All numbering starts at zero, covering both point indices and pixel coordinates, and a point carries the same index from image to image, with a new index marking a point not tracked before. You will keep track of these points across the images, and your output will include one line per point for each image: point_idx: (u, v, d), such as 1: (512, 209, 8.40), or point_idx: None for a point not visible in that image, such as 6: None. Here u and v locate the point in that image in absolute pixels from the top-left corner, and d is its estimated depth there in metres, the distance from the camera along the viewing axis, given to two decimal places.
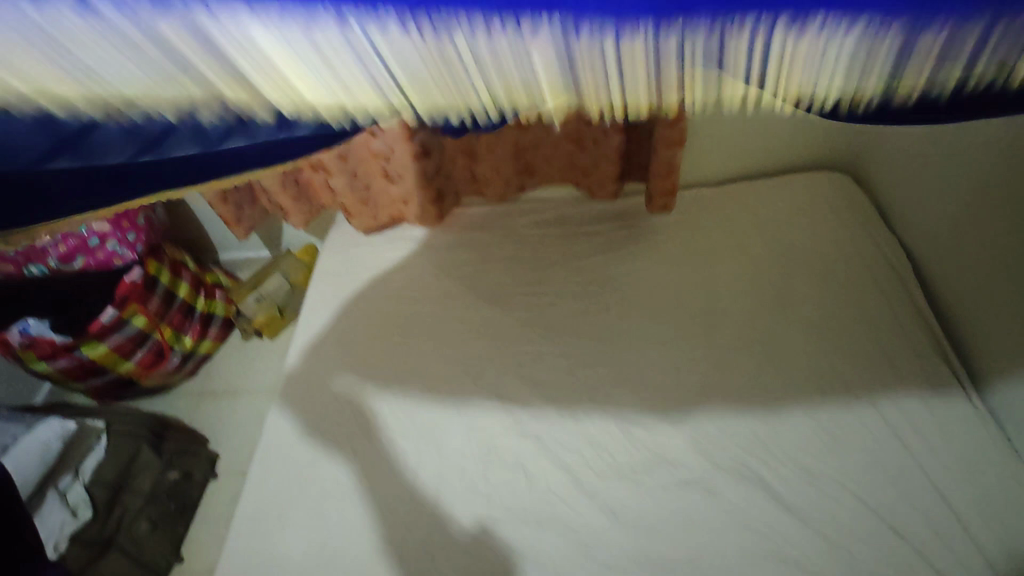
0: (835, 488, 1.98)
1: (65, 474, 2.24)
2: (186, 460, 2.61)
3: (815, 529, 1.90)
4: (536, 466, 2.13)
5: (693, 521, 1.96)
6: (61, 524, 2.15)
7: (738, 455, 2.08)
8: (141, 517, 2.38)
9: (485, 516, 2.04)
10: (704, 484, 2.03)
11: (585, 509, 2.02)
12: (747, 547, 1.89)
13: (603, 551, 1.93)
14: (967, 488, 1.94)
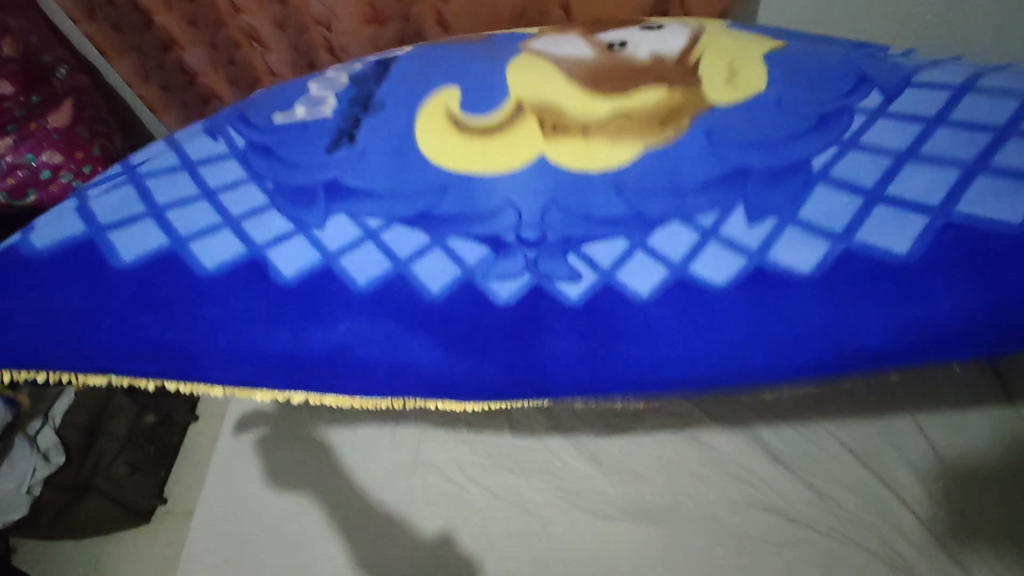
0: (829, 448, 1.90)
1: (34, 419, 2.13)
2: (163, 403, 2.52)
3: (800, 475, 1.86)
4: (522, 415, 2.06)
5: (677, 470, 1.91)
6: (33, 470, 2.07)
7: (729, 407, 2.00)
8: (120, 461, 2.30)
9: (469, 463, 1.99)
10: (688, 431, 1.97)
11: (567, 461, 1.96)
12: (729, 494, 1.85)
13: (585, 502, 1.89)
14: (944, 479, 1.82)
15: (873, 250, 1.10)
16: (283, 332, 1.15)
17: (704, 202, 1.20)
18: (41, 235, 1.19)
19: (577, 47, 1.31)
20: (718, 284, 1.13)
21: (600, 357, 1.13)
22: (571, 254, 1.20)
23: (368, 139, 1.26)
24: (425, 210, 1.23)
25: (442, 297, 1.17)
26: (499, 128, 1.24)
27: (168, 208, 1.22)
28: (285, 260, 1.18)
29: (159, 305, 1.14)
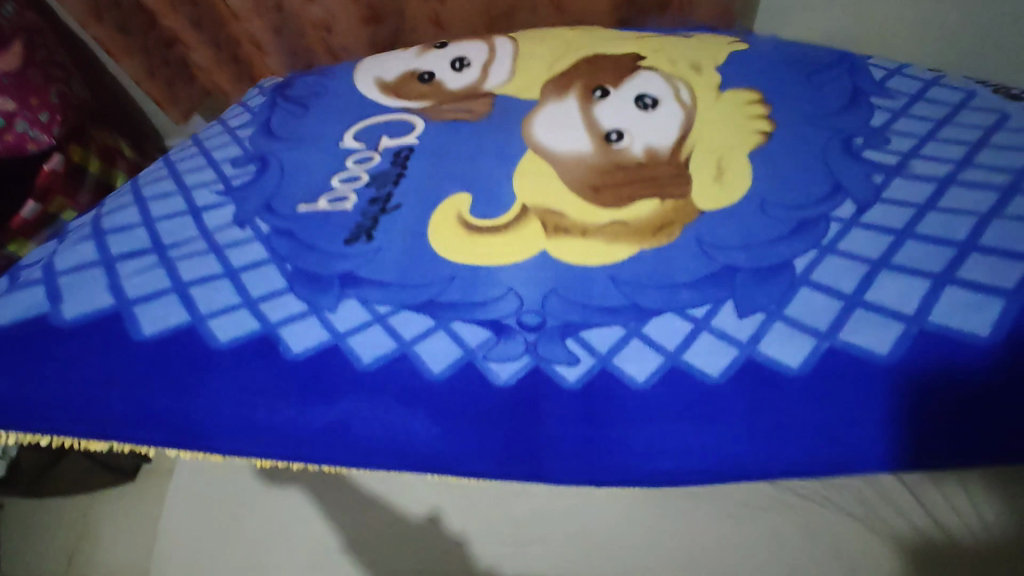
0: None
1: None
2: None
3: None
4: None
5: None
6: None
7: None
8: None
9: None
10: None
11: None
12: None
13: None
14: None
15: (905, 346, 0.46)
16: (303, 410, 0.48)
17: (683, 296, 0.51)
18: (7, 302, 0.52)
19: (566, 142, 0.59)
20: (784, 373, 0.47)
21: (626, 455, 0.46)
22: (555, 343, 0.50)
23: (306, 155, 0.62)
24: (346, 257, 0.54)
25: (382, 388, 0.48)
26: (518, 234, 0.55)
27: (60, 271, 0.53)
28: (229, 318, 0.50)
29: (172, 375, 0.48)
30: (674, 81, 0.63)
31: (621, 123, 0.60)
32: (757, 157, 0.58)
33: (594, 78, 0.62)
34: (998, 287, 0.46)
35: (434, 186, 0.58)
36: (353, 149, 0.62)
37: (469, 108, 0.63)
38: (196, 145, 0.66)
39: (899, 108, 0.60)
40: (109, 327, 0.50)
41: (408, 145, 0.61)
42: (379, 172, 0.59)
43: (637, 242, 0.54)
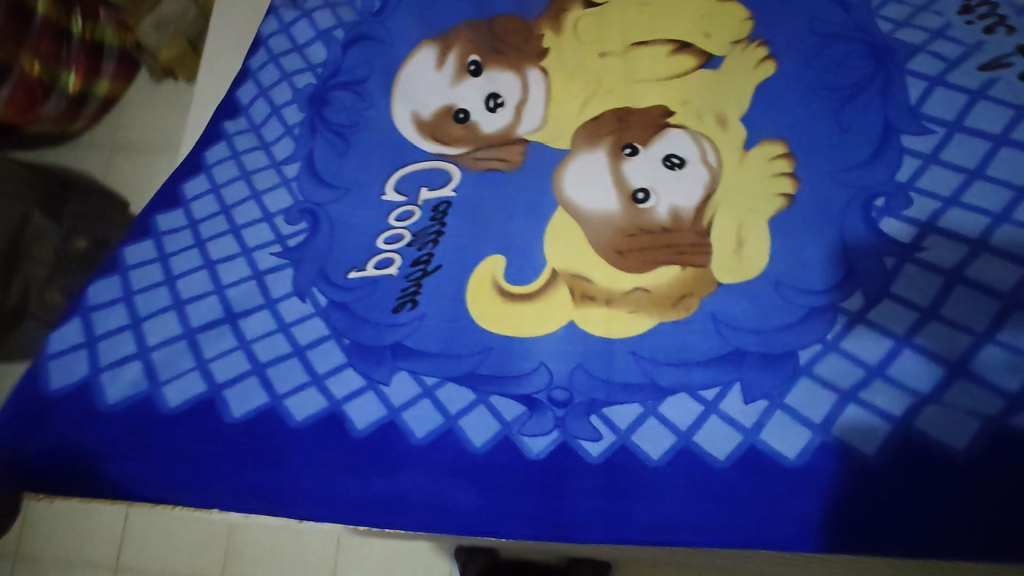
0: None
1: None
2: None
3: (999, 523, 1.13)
4: None
5: None
6: None
7: None
8: None
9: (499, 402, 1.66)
10: None
11: None
12: None
13: None
14: None
15: (867, 441, 0.52)
16: (366, 483, 0.53)
17: (696, 376, 0.57)
18: (111, 379, 0.57)
19: (593, 198, 0.65)
20: (781, 463, 0.53)
21: (643, 516, 0.53)
22: (580, 418, 0.57)
23: (352, 210, 0.64)
24: (398, 327, 0.58)
25: (434, 458, 0.54)
26: (549, 300, 0.60)
27: (145, 314, 0.60)
28: (301, 396, 0.55)
29: (261, 456, 0.54)
30: (700, 136, 0.66)
31: (648, 182, 0.65)
32: (776, 226, 0.62)
33: (625, 133, 0.67)
34: (982, 413, 0.51)
35: (472, 244, 0.63)
36: (395, 202, 0.65)
37: (502, 156, 0.68)
38: (246, 181, 0.67)
39: (929, 152, 0.62)
40: (203, 409, 0.55)
41: (446, 200, 0.65)
42: (420, 229, 0.63)
43: (658, 314, 0.60)
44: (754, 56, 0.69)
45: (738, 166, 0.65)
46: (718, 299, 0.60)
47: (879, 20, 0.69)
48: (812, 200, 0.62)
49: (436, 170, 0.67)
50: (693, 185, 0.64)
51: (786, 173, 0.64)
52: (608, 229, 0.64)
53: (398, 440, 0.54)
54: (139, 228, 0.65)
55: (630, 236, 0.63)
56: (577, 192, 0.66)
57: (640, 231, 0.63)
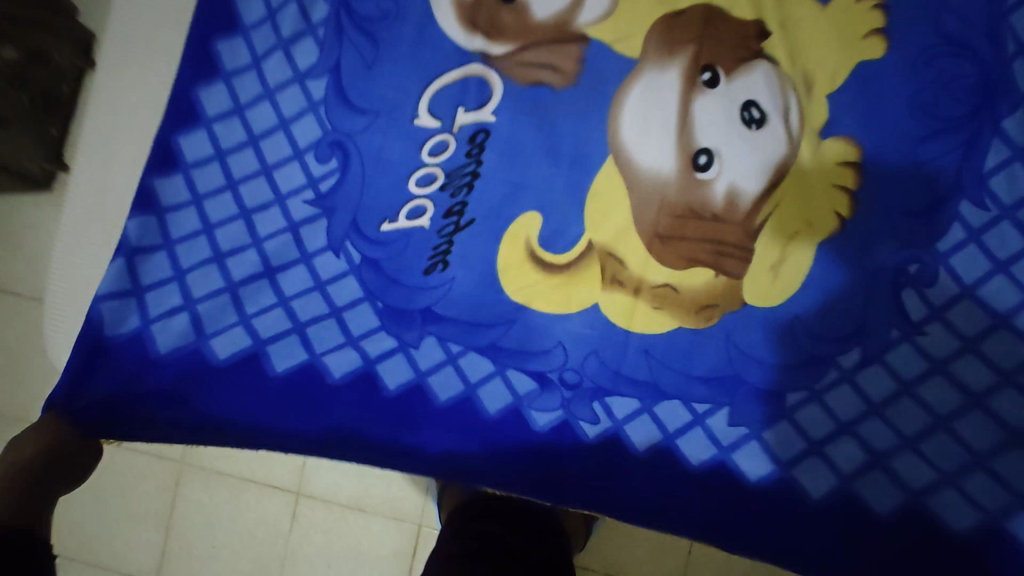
0: None
1: None
2: None
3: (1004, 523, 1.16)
4: None
5: None
6: None
7: None
8: None
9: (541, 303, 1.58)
10: None
11: None
12: None
13: None
14: None
15: (821, 478, 0.54)
16: (418, 448, 0.54)
17: (694, 390, 0.55)
18: (162, 331, 0.54)
19: (653, 156, 0.57)
20: (741, 481, 0.55)
21: (658, 508, 0.55)
22: (584, 403, 0.56)
23: (385, 142, 0.58)
24: (430, 290, 0.56)
25: (477, 430, 0.55)
26: (580, 279, 0.56)
27: (188, 267, 0.55)
28: (339, 355, 0.55)
29: (317, 412, 0.54)
30: (789, 93, 0.56)
31: (714, 144, 0.56)
32: (825, 249, 0.55)
33: (707, 51, 0.57)
34: (931, 484, 0.53)
35: (508, 200, 0.58)
36: (429, 130, 0.58)
37: (553, 64, 0.58)
38: (271, 103, 0.58)
39: (1015, 205, 0.54)
40: (250, 366, 0.54)
41: (484, 127, 0.58)
42: (455, 170, 0.58)
43: (677, 318, 0.56)
44: (864, 24, 0.56)
45: (810, 167, 0.55)
46: (729, 334, 0.56)
47: (1007, 35, 0.55)
48: (860, 240, 0.55)
49: (478, 80, 0.58)
50: (760, 167, 0.56)
51: (845, 188, 0.55)
52: (665, 210, 0.56)
53: (429, 413, 0.55)
54: (162, 155, 0.56)
55: (687, 218, 0.56)
56: (639, 152, 0.57)
57: (693, 214, 0.56)
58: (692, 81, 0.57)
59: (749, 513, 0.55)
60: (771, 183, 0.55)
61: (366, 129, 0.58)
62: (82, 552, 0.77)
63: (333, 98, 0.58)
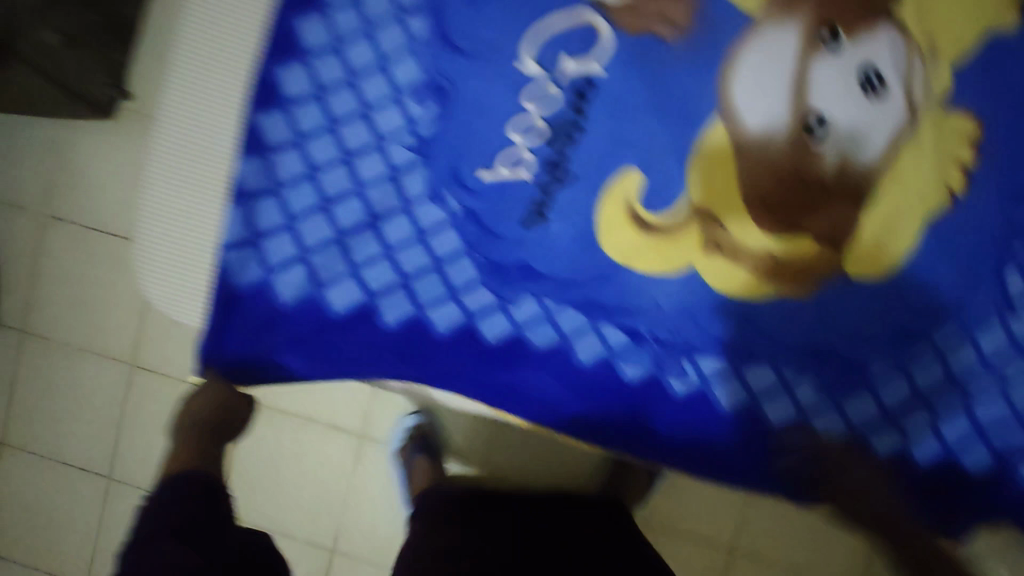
0: None
1: None
2: None
3: None
4: None
5: None
6: None
7: None
8: None
9: None
10: None
11: None
12: None
13: None
14: None
15: (896, 444, 0.55)
16: (527, 402, 0.56)
17: (786, 356, 0.56)
18: (283, 282, 0.54)
19: (765, 118, 0.55)
20: (819, 443, 0.56)
21: (744, 468, 0.56)
22: (672, 360, 0.56)
23: (486, 87, 0.56)
24: (527, 244, 0.56)
25: (579, 385, 0.56)
26: (677, 240, 0.56)
27: (301, 214, 0.54)
28: (441, 308, 0.55)
29: (432, 364, 0.56)
30: (913, 59, 0.54)
31: (829, 109, 0.54)
32: (934, 225, 0.54)
33: (830, 11, 0.54)
34: (1016, 459, 0.55)
35: (610, 155, 0.56)
36: (532, 78, 0.56)
37: (667, 16, 0.55)
38: (370, 41, 0.56)
39: None
40: (364, 319, 0.54)
41: (589, 79, 0.56)
42: (559, 121, 0.56)
43: (775, 285, 0.56)
44: None
45: (925, 142, 0.54)
46: (824, 305, 0.55)
47: None
48: (966, 218, 0.54)
49: (587, 27, 0.56)
50: (875, 137, 0.54)
51: (961, 165, 0.54)
52: (770, 174, 0.55)
53: (525, 367, 0.56)
54: (261, 89, 0.54)
55: (793, 186, 0.55)
56: (750, 113, 0.55)
57: (801, 181, 0.55)
58: (814, 41, 0.55)
59: (819, 478, 0.56)
60: (885, 154, 0.54)
61: (469, 73, 0.56)
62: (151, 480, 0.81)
63: (436, 39, 0.56)
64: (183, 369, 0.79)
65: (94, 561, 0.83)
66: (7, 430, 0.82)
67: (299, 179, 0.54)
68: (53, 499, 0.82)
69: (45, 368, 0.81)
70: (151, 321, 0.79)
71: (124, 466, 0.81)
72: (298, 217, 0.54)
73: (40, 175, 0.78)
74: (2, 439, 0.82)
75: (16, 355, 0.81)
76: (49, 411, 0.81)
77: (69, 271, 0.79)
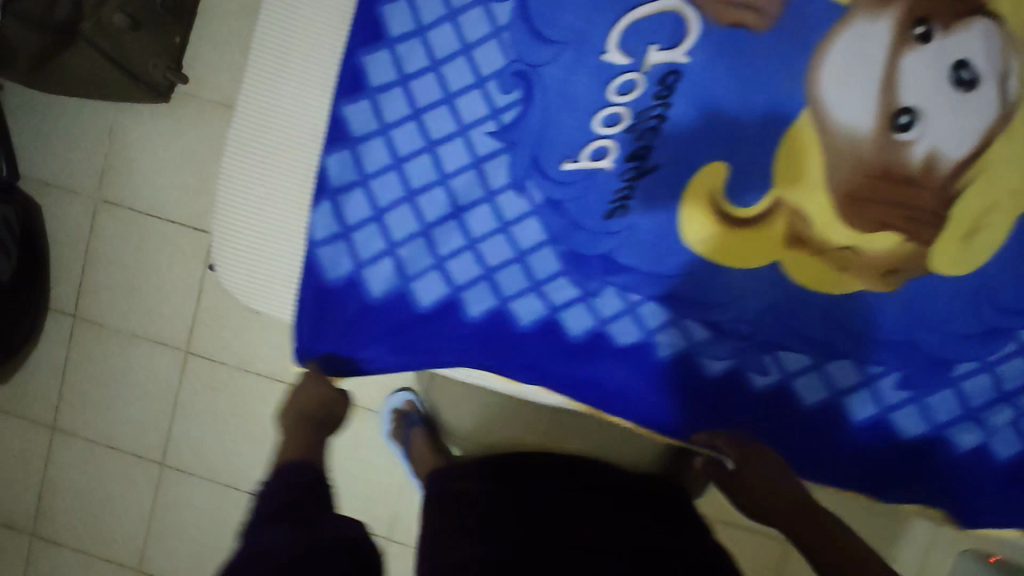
0: None
1: None
2: None
3: None
4: None
5: None
6: None
7: None
8: None
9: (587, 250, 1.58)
10: None
11: None
12: None
13: None
14: None
15: (977, 440, 0.56)
16: (611, 398, 0.56)
17: (869, 352, 0.56)
18: (373, 276, 0.54)
19: (854, 112, 0.54)
20: (900, 438, 0.56)
21: (824, 464, 0.57)
22: (755, 355, 0.56)
23: (571, 75, 0.54)
24: (610, 235, 0.55)
25: (661, 380, 0.56)
26: (762, 234, 0.55)
27: (388, 206, 0.53)
28: (525, 301, 0.55)
29: (517, 359, 0.56)
30: (1008, 53, 0.53)
31: (921, 104, 0.54)
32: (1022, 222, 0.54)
33: (925, 2, 0.53)
34: None
35: (694, 147, 0.55)
36: (617, 66, 0.55)
37: (757, 5, 0.54)
38: (453, 26, 0.54)
39: None
40: (451, 313, 0.54)
41: (675, 69, 0.54)
42: (642, 111, 0.55)
43: (859, 281, 0.55)
44: None
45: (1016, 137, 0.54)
46: (910, 301, 0.55)
47: None
48: None
49: (674, 14, 0.54)
50: (966, 132, 0.54)
51: None
52: (859, 168, 0.54)
53: (609, 362, 0.56)
54: (346, 76, 0.53)
55: (881, 180, 0.54)
56: (839, 107, 0.54)
57: (889, 176, 0.54)
58: (906, 33, 0.54)
59: (899, 473, 0.56)
60: (975, 149, 0.54)
61: (553, 61, 0.54)
62: (204, 466, 0.81)
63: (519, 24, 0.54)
64: (237, 356, 0.79)
65: (146, 546, 0.83)
66: (60, 415, 0.81)
67: (385, 169, 0.53)
68: (105, 484, 0.82)
69: (97, 355, 0.80)
70: (206, 307, 0.78)
71: (177, 452, 0.81)
72: (384, 208, 0.54)
73: (95, 159, 0.76)
74: (54, 424, 0.82)
75: (68, 341, 0.80)
76: (102, 397, 0.81)
77: (123, 257, 0.78)
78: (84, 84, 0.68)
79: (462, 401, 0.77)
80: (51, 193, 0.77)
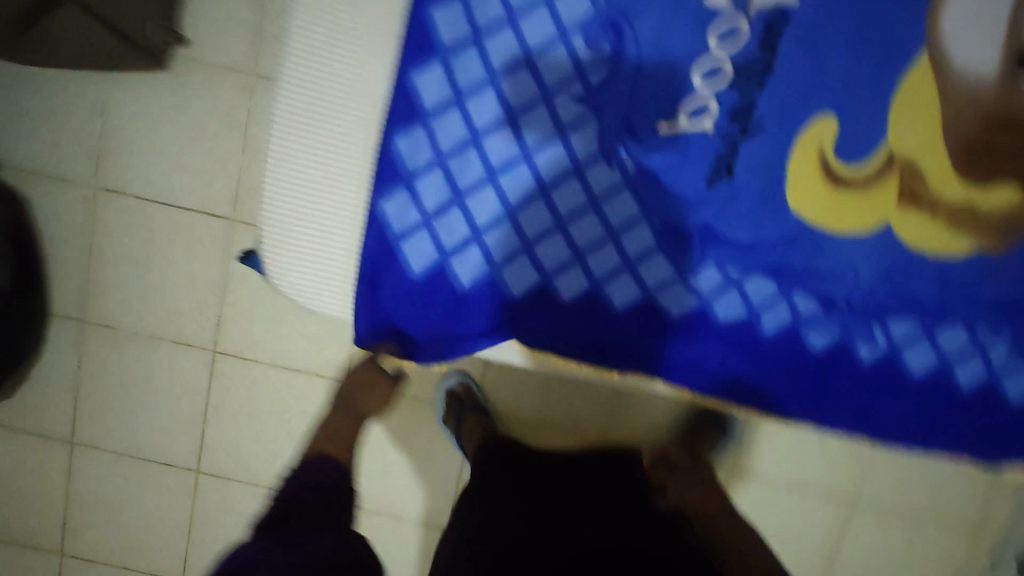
0: None
1: None
2: None
3: None
4: None
5: None
6: None
7: None
8: None
9: None
10: None
11: None
12: None
13: None
14: None
15: None
16: (712, 378, 0.53)
17: (980, 316, 0.53)
18: (461, 266, 0.49)
19: (978, 58, 0.49)
20: (1005, 402, 0.55)
21: (926, 430, 0.55)
22: (864, 326, 0.53)
23: (667, 23, 0.47)
24: (712, 204, 0.50)
25: (765, 357, 0.53)
26: (875, 193, 0.50)
27: (470, 188, 0.48)
28: (620, 283, 0.51)
29: (615, 343, 0.53)
30: None
31: None
32: None
33: None
34: None
35: (804, 101, 0.48)
36: (718, 11, 0.47)
37: None
38: None
39: None
40: (542, 300, 0.51)
41: (784, 11, 0.47)
42: (746, 62, 0.48)
43: (975, 240, 0.52)
44: None
45: None
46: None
47: None
48: None
49: None
50: None
51: None
52: (976, 119, 0.50)
53: (712, 342, 0.53)
54: (410, 35, 0.45)
55: (999, 131, 0.50)
56: (963, 50, 0.49)
57: (1005, 126, 0.51)
58: None
59: (1002, 435, 0.56)
60: None
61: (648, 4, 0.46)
62: (244, 470, 0.76)
63: None
64: (271, 352, 0.72)
65: (187, 556, 0.78)
66: (77, 427, 0.74)
67: (463, 145, 0.47)
68: (134, 495, 0.76)
69: (112, 359, 0.73)
70: (233, 302, 0.71)
71: (212, 456, 0.75)
72: (465, 190, 0.48)
73: (88, 141, 0.66)
74: (71, 437, 0.74)
75: (78, 346, 0.72)
76: (123, 404, 0.74)
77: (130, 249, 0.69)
78: (69, 52, 0.58)
79: (523, 381, 0.73)
80: (40, 181, 0.67)
